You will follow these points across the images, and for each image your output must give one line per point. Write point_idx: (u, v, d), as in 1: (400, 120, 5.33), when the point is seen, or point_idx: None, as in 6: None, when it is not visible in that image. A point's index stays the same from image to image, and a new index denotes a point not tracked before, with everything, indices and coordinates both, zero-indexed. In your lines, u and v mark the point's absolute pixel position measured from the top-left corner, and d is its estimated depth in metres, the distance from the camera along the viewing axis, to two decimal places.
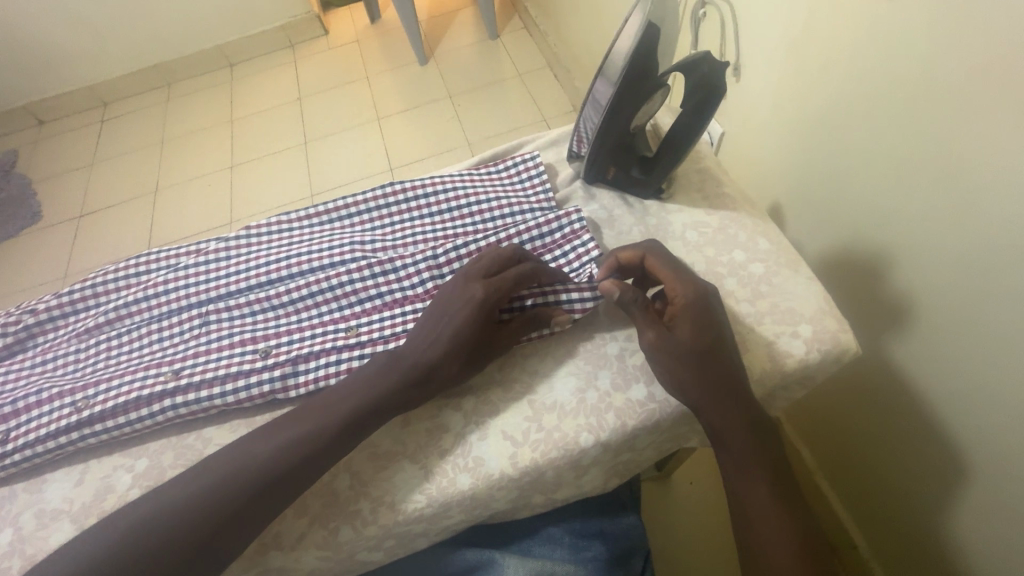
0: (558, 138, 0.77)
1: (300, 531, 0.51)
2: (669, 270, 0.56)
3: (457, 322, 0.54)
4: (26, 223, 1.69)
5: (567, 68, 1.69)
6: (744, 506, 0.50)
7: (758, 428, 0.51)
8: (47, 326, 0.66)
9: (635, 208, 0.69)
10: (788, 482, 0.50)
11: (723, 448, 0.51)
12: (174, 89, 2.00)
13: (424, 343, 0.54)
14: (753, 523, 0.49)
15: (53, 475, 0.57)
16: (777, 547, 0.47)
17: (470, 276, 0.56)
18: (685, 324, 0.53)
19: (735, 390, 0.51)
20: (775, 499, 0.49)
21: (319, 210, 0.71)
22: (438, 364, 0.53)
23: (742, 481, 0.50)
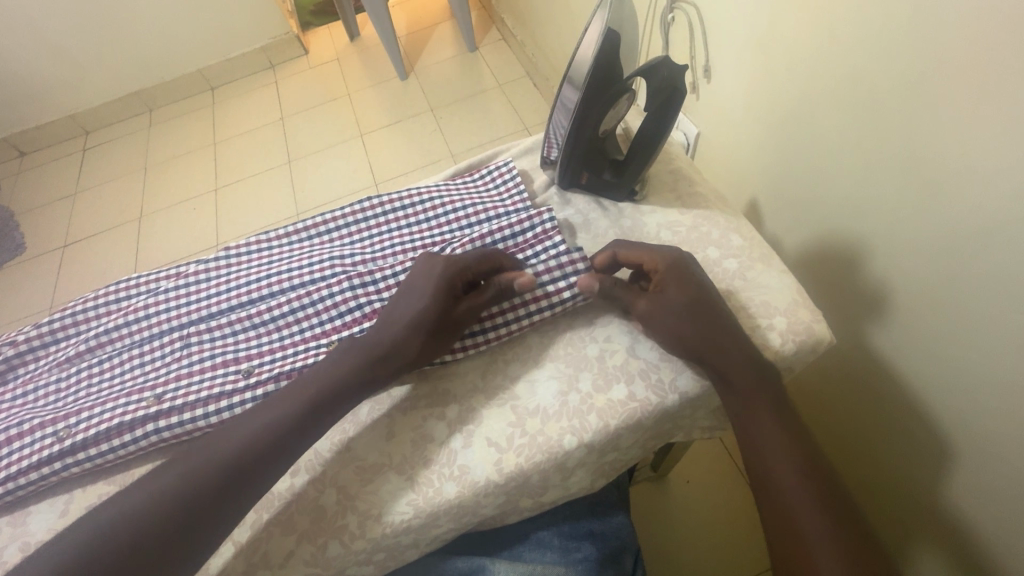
0: (533, 146, 0.78)
1: (288, 549, 0.51)
2: (642, 250, 0.59)
3: (418, 296, 0.56)
4: (10, 254, 1.68)
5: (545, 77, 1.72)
6: (755, 442, 0.50)
7: (763, 373, 0.52)
8: (28, 357, 0.66)
9: (611, 211, 0.70)
10: (797, 423, 0.50)
11: (728, 390, 0.52)
12: (156, 114, 2.01)
13: (379, 324, 0.56)
14: (766, 460, 0.48)
15: (37, 507, 0.56)
16: (784, 474, 0.47)
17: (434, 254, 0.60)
18: (672, 286, 0.56)
19: (734, 337, 0.53)
20: (785, 435, 0.49)
21: (298, 228, 0.72)
22: (402, 342, 0.55)
23: (751, 419, 0.50)
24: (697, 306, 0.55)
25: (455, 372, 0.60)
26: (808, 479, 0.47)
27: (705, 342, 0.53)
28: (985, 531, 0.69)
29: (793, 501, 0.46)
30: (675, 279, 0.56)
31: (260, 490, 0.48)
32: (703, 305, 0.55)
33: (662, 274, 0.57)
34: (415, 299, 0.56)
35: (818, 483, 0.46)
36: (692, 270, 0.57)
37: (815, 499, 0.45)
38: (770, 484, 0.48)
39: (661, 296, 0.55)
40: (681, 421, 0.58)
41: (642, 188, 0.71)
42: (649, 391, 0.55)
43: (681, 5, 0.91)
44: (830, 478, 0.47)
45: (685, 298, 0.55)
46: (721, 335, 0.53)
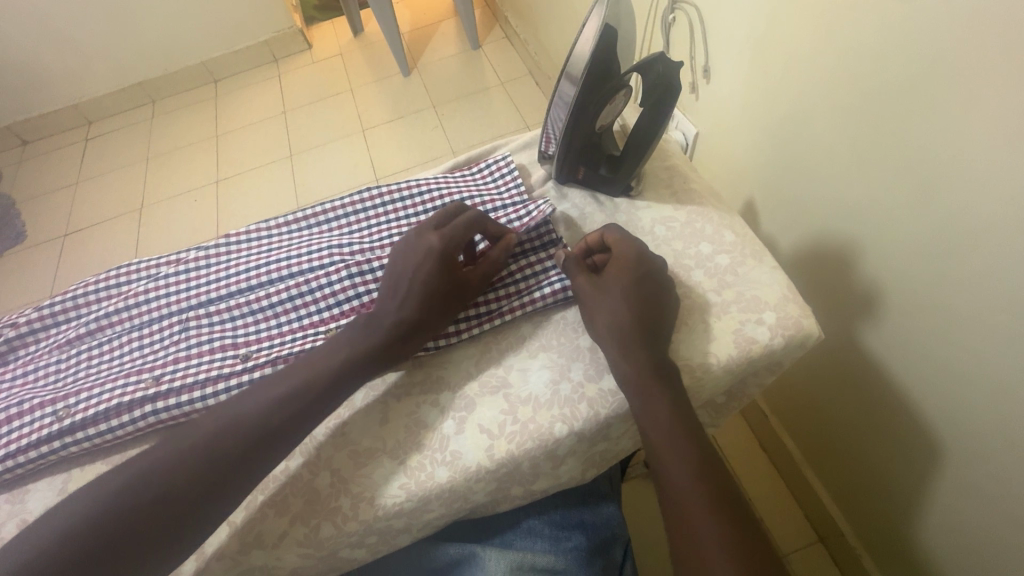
0: (531, 141, 0.79)
1: (282, 530, 0.52)
2: (616, 236, 0.61)
3: (425, 270, 0.56)
4: (11, 242, 1.69)
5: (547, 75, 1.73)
6: (652, 441, 0.50)
7: (667, 370, 0.53)
8: (29, 340, 0.67)
9: (606, 206, 0.71)
10: (694, 418, 0.51)
11: (631, 389, 0.52)
12: (159, 106, 2.01)
13: (392, 300, 0.56)
14: (663, 460, 0.48)
15: (35, 485, 0.57)
16: (685, 482, 0.47)
17: (422, 229, 0.59)
18: (615, 272, 0.58)
19: (654, 330, 0.55)
20: (682, 431, 0.49)
21: (298, 217, 0.73)
22: (419, 316, 0.56)
23: (650, 417, 0.50)
24: (650, 289, 0.57)
25: (449, 361, 0.61)
26: (706, 485, 0.46)
27: (630, 330, 0.54)
28: (975, 531, 0.70)
29: (692, 510, 0.45)
30: (627, 263, 0.58)
31: (253, 474, 0.49)
32: (654, 289, 0.57)
33: (616, 260, 0.59)
34: (421, 264, 0.57)
35: (712, 478, 0.47)
36: (643, 258, 0.59)
37: (713, 504, 0.45)
38: (671, 492, 0.47)
39: (607, 282, 0.58)
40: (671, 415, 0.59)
41: (638, 184, 0.71)
42: None
43: (682, 4, 0.92)
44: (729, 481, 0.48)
45: (636, 280, 0.57)
46: (649, 323, 0.55)
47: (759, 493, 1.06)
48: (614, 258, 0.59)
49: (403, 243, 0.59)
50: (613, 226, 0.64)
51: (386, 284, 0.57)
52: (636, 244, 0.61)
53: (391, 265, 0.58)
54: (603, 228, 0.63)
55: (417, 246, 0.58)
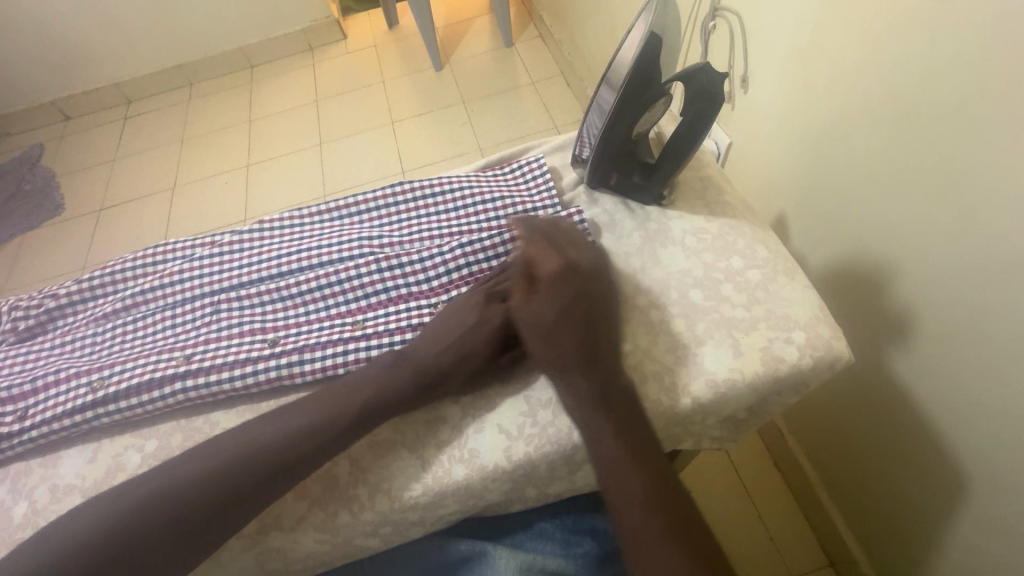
0: (565, 143, 0.78)
1: (300, 514, 0.53)
2: (546, 251, 0.61)
3: (478, 335, 0.57)
4: (50, 214, 1.76)
5: (579, 76, 1.72)
6: (605, 473, 0.50)
7: (614, 395, 0.53)
8: (67, 311, 0.69)
9: (638, 214, 0.70)
10: (645, 440, 0.51)
11: (582, 425, 0.53)
12: (195, 88, 2.06)
13: (434, 352, 0.56)
14: (615, 495, 0.49)
15: (68, 452, 0.60)
16: (640, 514, 0.48)
17: (489, 294, 0.60)
18: (545, 292, 0.58)
19: (597, 349, 0.55)
20: (631, 462, 0.50)
21: (331, 207, 0.74)
22: (450, 374, 0.56)
23: (599, 446, 0.51)
24: (588, 300, 0.58)
25: None
26: (661, 515, 0.47)
27: (573, 356, 0.55)
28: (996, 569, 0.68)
29: (649, 543, 0.46)
30: (556, 278, 0.58)
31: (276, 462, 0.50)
32: (590, 301, 0.58)
33: (546, 279, 0.58)
34: (476, 331, 0.57)
35: (669, 511, 0.48)
36: (570, 270, 0.59)
37: (669, 534, 0.46)
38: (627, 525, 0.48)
39: (538, 306, 0.57)
40: (693, 430, 0.58)
41: (671, 193, 0.71)
42: (662, 393, 0.56)
43: (725, 12, 0.90)
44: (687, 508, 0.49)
45: (570, 296, 0.57)
46: (589, 341, 0.55)
47: (769, 508, 1.05)
48: (543, 273, 0.59)
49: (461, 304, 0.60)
50: (539, 234, 0.63)
51: (433, 333, 0.58)
52: (566, 254, 0.61)
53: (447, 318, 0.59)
54: (537, 242, 0.62)
55: (477, 313, 0.58)
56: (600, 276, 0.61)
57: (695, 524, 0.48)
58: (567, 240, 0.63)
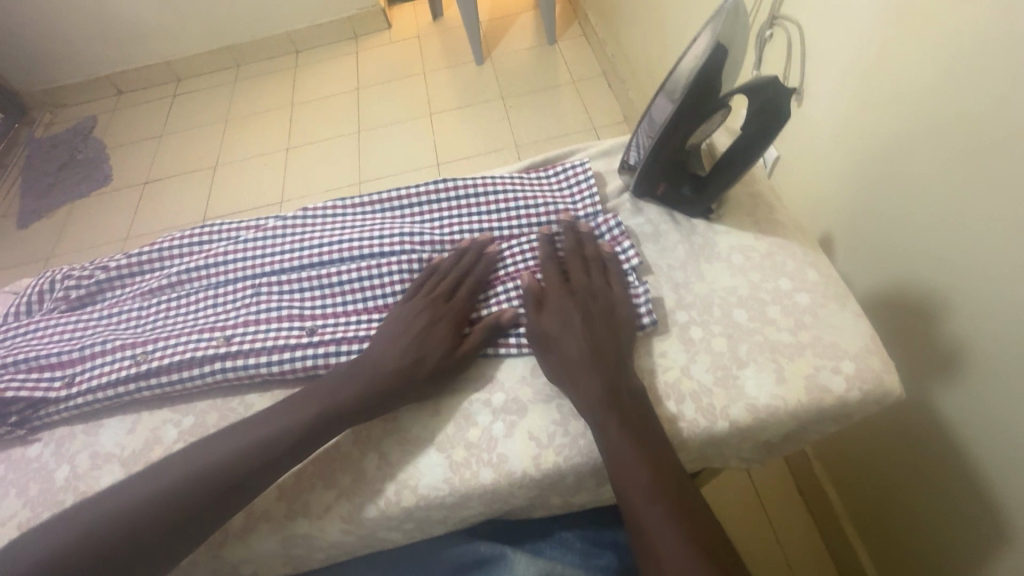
0: (611, 148, 0.76)
1: (327, 502, 0.54)
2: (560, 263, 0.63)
3: (424, 340, 0.58)
4: (98, 184, 1.83)
5: (621, 78, 1.69)
6: (610, 462, 0.49)
7: (620, 392, 0.53)
8: (116, 284, 0.71)
9: (683, 226, 0.68)
10: (651, 432, 0.50)
11: (588, 416, 0.52)
12: (242, 70, 2.10)
13: (388, 356, 0.56)
14: (621, 483, 0.48)
15: (109, 421, 0.62)
16: (646, 502, 0.46)
17: (431, 300, 0.61)
18: (559, 299, 0.59)
19: (603, 352, 0.55)
20: (639, 454, 0.49)
21: (373, 199, 0.74)
22: (409, 378, 0.56)
23: (605, 435, 0.50)
24: (592, 305, 0.59)
25: (505, 363, 0.60)
26: (667, 505, 0.46)
27: (579, 358, 0.55)
28: None
29: (654, 532, 0.45)
30: (564, 287, 0.60)
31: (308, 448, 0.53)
32: (595, 308, 0.59)
33: (558, 287, 0.60)
34: (429, 331, 0.58)
35: (676, 501, 0.46)
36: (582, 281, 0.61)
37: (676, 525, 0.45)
38: (632, 514, 0.47)
39: (548, 312, 0.59)
40: (728, 453, 0.56)
41: (719, 207, 0.69)
42: (698, 413, 0.54)
43: (784, 21, 0.87)
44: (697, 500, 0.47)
45: (573, 306, 0.58)
46: (596, 345, 0.55)
47: (798, 551, 1.00)
48: (549, 292, 0.60)
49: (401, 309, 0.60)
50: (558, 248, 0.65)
51: (385, 340, 0.58)
52: (573, 270, 0.62)
53: (392, 326, 0.59)
54: (553, 255, 0.64)
55: (426, 314, 0.59)
56: (608, 285, 0.61)
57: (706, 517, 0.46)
58: (585, 254, 0.64)
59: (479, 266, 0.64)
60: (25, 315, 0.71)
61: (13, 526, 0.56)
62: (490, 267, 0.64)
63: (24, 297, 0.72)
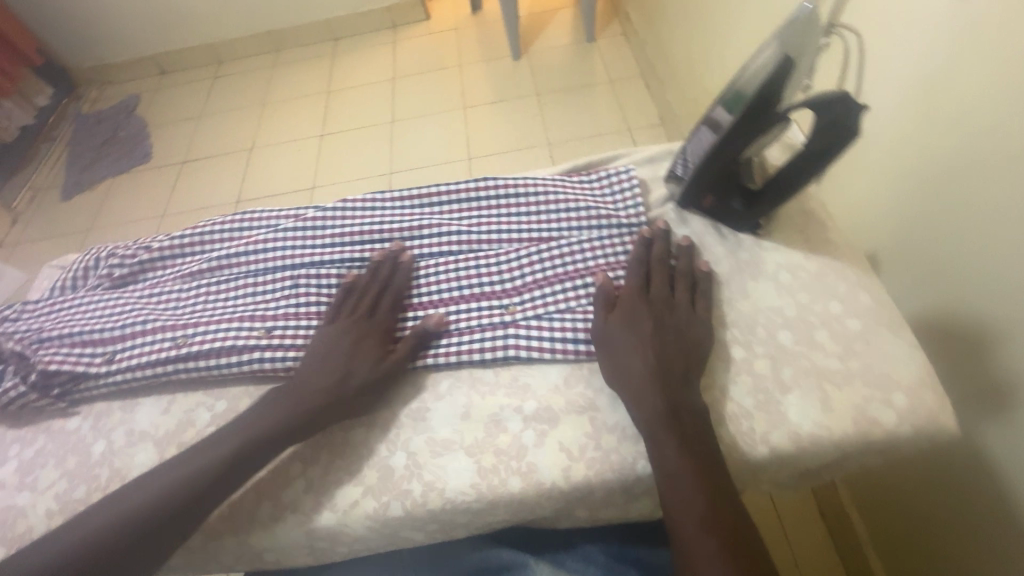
0: (656, 155, 0.74)
1: (354, 498, 0.54)
2: (642, 269, 0.61)
3: (348, 357, 0.58)
4: (138, 161, 1.87)
5: (660, 80, 1.65)
6: (664, 482, 0.48)
7: (683, 413, 0.51)
8: (157, 264, 0.72)
9: (729, 241, 0.66)
10: (710, 458, 0.49)
11: (646, 432, 0.51)
12: (281, 55, 2.13)
13: (316, 374, 0.57)
14: (673, 506, 0.47)
15: (144, 400, 0.63)
16: (697, 529, 0.45)
17: (351, 320, 0.61)
18: (636, 307, 0.58)
19: (671, 368, 0.54)
20: (696, 480, 0.48)
21: (413, 193, 0.73)
22: (336, 396, 0.55)
23: (661, 454, 0.49)
24: (665, 320, 0.57)
25: (538, 370, 0.59)
26: (720, 538, 0.45)
27: (645, 370, 0.54)
28: None
29: (702, 562, 0.44)
30: (641, 298, 0.59)
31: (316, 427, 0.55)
32: (668, 323, 0.57)
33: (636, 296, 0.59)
34: (357, 348, 0.58)
35: (727, 533, 0.45)
36: (665, 296, 0.59)
37: (726, 558, 0.44)
38: (681, 537, 0.46)
39: (620, 319, 0.57)
40: (767, 479, 0.54)
41: (767, 222, 0.66)
42: (737, 436, 0.53)
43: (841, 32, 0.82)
44: (750, 537, 0.46)
45: (644, 317, 0.57)
46: (664, 362, 0.54)
47: None
48: (622, 300, 0.59)
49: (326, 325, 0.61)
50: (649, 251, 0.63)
51: (310, 363, 0.58)
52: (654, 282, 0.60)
53: (316, 348, 0.59)
54: (637, 257, 0.62)
55: (351, 334, 0.60)
56: (691, 304, 0.59)
57: (757, 555, 0.45)
58: (671, 263, 0.62)
59: (396, 278, 0.65)
60: (71, 289, 0.74)
61: (51, 496, 0.58)
62: (407, 278, 0.65)
63: (71, 271, 0.74)
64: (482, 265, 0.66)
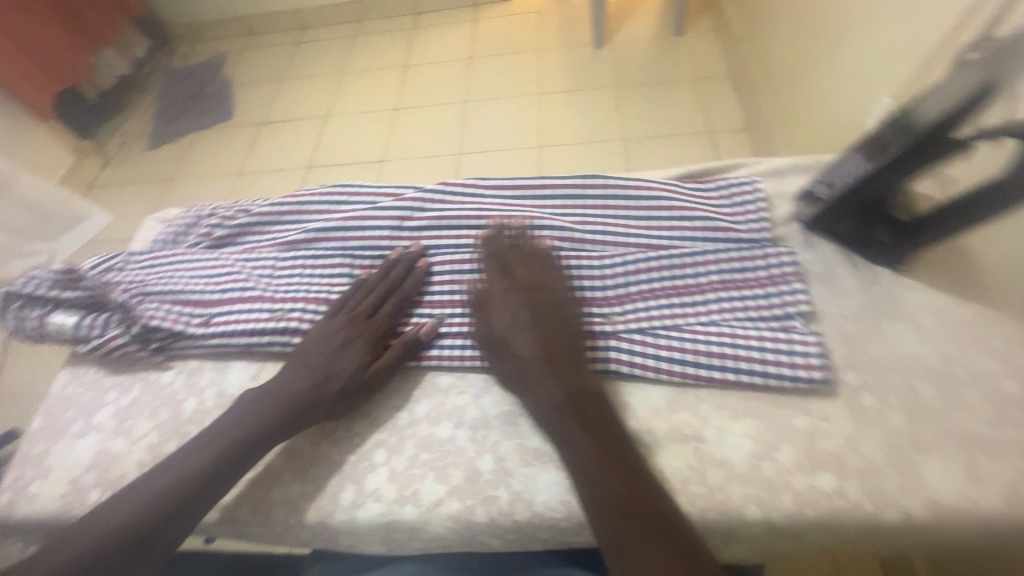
0: (781, 167, 0.68)
1: (438, 497, 0.52)
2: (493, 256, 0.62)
3: (338, 358, 0.57)
4: (220, 118, 1.93)
5: (749, 82, 1.55)
6: (588, 495, 0.46)
7: (580, 410, 0.51)
8: (255, 229, 0.72)
9: (863, 272, 0.59)
10: (625, 459, 0.48)
11: (560, 443, 0.50)
12: (362, 25, 2.13)
13: (303, 374, 0.56)
14: (604, 523, 0.45)
15: (235, 364, 0.63)
16: (637, 548, 0.43)
17: (343, 319, 0.59)
18: (502, 300, 0.58)
19: (559, 363, 0.54)
20: (599, 458, 0.48)
21: (516, 184, 0.71)
22: (317, 395, 0.55)
23: (581, 462, 0.48)
24: (540, 305, 0.57)
25: (639, 389, 0.56)
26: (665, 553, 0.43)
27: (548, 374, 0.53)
28: None
29: None
30: (503, 288, 0.59)
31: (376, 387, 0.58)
32: (545, 308, 0.57)
33: (513, 288, 0.59)
34: (344, 350, 0.57)
35: (668, 544, 0.43)
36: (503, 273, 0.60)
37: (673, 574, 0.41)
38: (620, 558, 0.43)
39: (507, 318, 0.57)
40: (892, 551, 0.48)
41: (909, 256, 0.59)
42: (864, 495, 0.47)
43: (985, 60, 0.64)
44: (694, 547, 0.43)
45: (525, 302, 0.57)
46: (557, 356, 0.54)
47: None
48: (491, 286, 0.59)
49: (324, 322, 0.60)
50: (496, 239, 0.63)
51: (296, 363, 0.57)
52: (514, 262, 0.61)
53: (305, 346, 0.58)
54: (490, 245, 0.62)
55: (342, 335, 0.58)
56: (551, 278, 0.60)
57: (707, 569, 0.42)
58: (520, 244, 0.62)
59: (407, 281, 0.63)
60: (173, 243, 0.76)
61: (143, 446, 0.59)
62: (417, 282, 0.63)
63: (175, 227, 0.76)
64: (585, 266, 0.62)
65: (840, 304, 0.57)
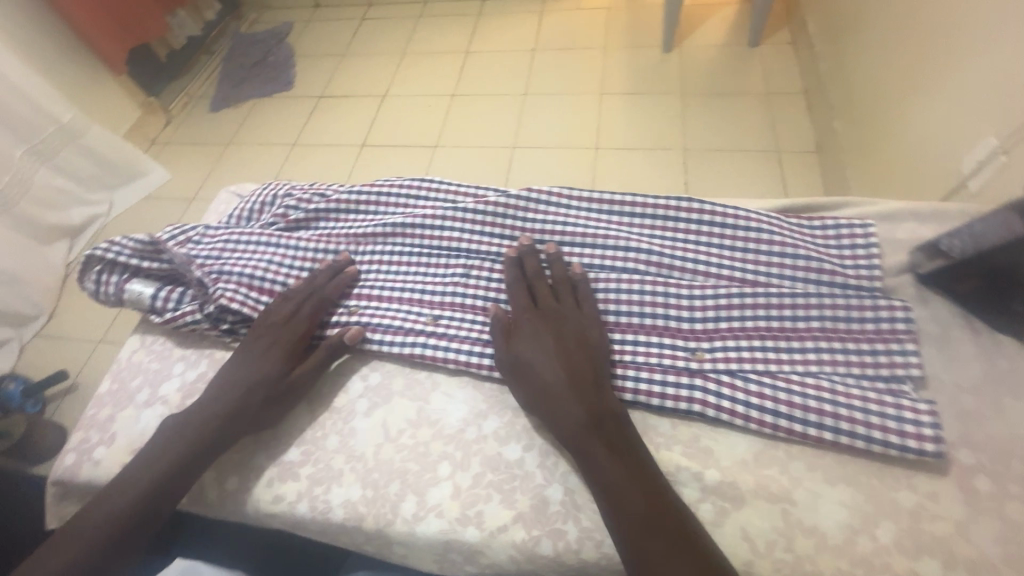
0: (893, 211, 0.62)
1: (502, 522, 0.50)
2: (513, 275, 0.60)
3: (261, 364, 0.57)
4: (281, 88, 1.94)
5: (823, 100, 1.46)
6: (628, 543, 0.44)
7: (612, 448, 0.48)
8: (330, 215, 0.71)
9: (983, 340, 0.54)
10: (665, 501, 0.46)
11: (593, 485, 0.48)
12: (428, 6, 2.11)
13: (226, 382, 0.56)
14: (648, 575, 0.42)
15: None
16: None
17: (269, 326, 0.60)
18: (530, 326, 0.56)
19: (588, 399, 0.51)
20: (638, 498, 0.46)
21: (602, 196, 0.67)
22: (240, 401, 0.55)
23: (619, 506, 0.45)
24: (563, 331, 0.55)
25: (723, 437, 0.52)
26: None
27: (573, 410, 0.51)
28: None
29: None
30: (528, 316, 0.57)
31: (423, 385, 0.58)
32: (568, 333, 0.55)
33: (535, 314, 0.57)
34: (265, 356, 0.58)
35: None
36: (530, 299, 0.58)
37: None
38: None
39: (527, 344, 0.55)
40: None
41: None
42: None
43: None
44: None
45: (549, 328, 0.55)
46: (558, 391, 0.52)
47: None
48: (524, 314, 0.57)
49: (257, 325, 0.60)
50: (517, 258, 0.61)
51: (222, 370, 0.57)
52: (544, 289, 0.59)
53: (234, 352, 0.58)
54: (510, 262, 0.61)
55: (264, 340, 0.59)
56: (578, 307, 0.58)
57: None
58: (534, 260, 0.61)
59: (331, 284, 0.63)
60: (247, 221, 0.75)
61: None
62: (342, 284, 0.63)
63: (249, 203, 0.75)
64: (673, 295, 0.58)
65: (954, 372, 0.53)
